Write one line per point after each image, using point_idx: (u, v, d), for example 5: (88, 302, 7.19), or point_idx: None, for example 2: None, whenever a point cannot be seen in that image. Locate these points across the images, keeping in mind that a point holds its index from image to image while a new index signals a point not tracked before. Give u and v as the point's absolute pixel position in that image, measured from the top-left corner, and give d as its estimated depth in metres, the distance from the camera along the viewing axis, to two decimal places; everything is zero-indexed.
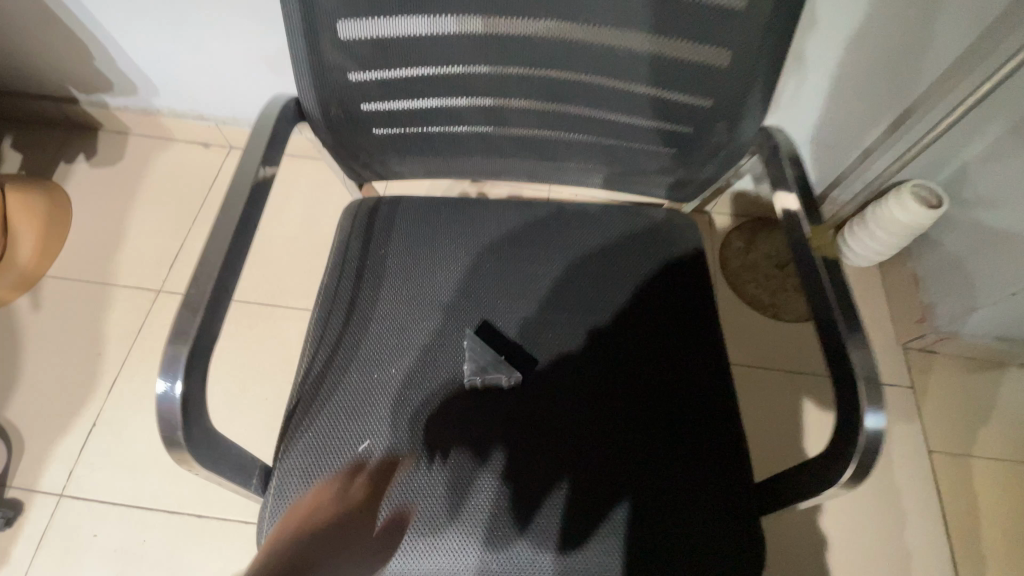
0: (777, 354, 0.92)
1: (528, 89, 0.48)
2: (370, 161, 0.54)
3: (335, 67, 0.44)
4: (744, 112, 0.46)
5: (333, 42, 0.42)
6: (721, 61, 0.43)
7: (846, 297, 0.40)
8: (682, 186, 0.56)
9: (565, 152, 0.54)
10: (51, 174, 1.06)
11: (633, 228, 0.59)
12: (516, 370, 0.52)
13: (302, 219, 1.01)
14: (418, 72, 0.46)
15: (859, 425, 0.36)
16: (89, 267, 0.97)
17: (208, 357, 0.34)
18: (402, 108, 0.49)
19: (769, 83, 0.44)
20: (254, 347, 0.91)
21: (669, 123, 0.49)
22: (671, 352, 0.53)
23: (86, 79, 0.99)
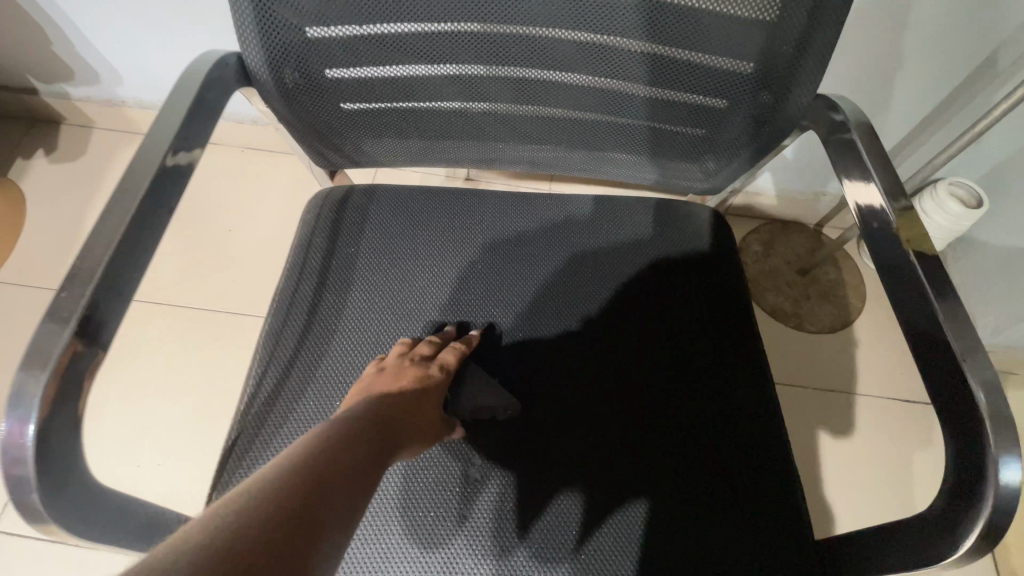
0: (806, 369, 0.84)
1: (525, 55, 0.39)
2: (341, 142, 0.46)
3: (289, 20, 0.36)
4: (792, 80, 0.38)
5: None
6: (766, 16, 0.34)
7: (948, 306, 0.31)
8: (710, 175, 0.48)
9: (572, 133, 0.46)
10: (5, 170, 0.97)
11: (650, 222, 0.50)
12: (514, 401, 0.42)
13: (278, 219, 0.92)
14: (391, 30, 0.38)
15: (990, 478, 0.28)
16: (42, 272, 0.88)
17: (78, 389, 0.29)
18: (374, 76, 0.40)
19: (825, 42, 0.35)
20: (220, 361, 0.82)
21: (697, 96, 0.41)
22: (696, 360, 0.45)
23: (42, 67, 0.91)
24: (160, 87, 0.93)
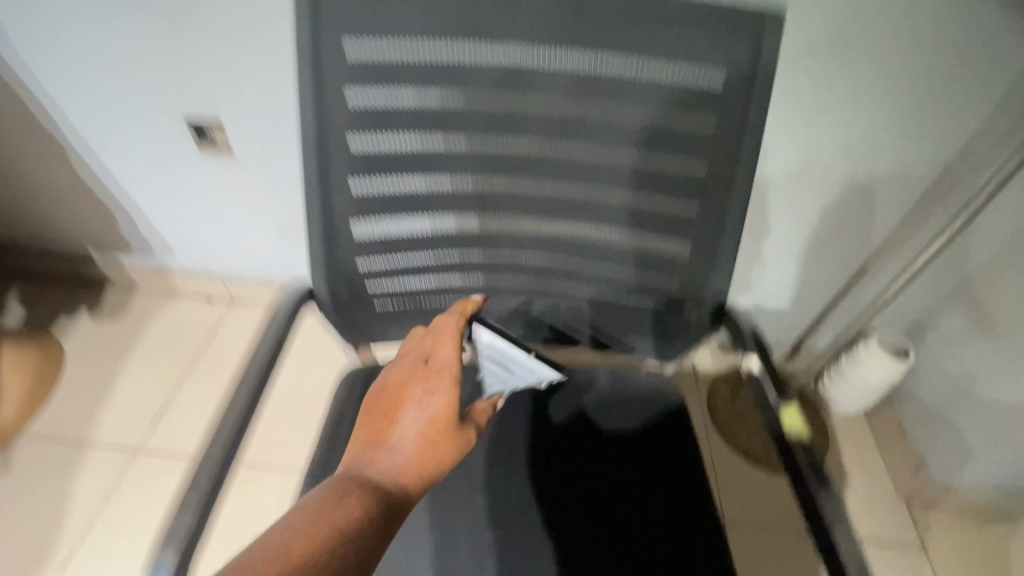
0: (780, 511, 0.90)
1: (516, 269, 0.56)
2: (371, 334, 0.59)
3: (348, 258, 0.52)
4: (706, 292, 0.53)
5: (349, 238, 0.50)
6: (681, 252, 0.51)
7: (820, 477, 0.43)
8: (661, 351, 0.61)
9: (553, 319, 0.60)
10: (51, 328, 1.09)
11: (622, 389, 0.61)
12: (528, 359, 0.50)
13: (293, 376, 1.03)
14: (420, 257, 0.54)
15: None
16: (68, 425, 0.96)
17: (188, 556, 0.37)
18: (404, 288, 0.56)
19: (724, 268, 0.51)
20: (225, 517, 0.86)
21: (642, 299, 0.56)
22: (669, 522, 0.52)
23: (108, 241, 1.07)
24: (205, 258, 1.09)
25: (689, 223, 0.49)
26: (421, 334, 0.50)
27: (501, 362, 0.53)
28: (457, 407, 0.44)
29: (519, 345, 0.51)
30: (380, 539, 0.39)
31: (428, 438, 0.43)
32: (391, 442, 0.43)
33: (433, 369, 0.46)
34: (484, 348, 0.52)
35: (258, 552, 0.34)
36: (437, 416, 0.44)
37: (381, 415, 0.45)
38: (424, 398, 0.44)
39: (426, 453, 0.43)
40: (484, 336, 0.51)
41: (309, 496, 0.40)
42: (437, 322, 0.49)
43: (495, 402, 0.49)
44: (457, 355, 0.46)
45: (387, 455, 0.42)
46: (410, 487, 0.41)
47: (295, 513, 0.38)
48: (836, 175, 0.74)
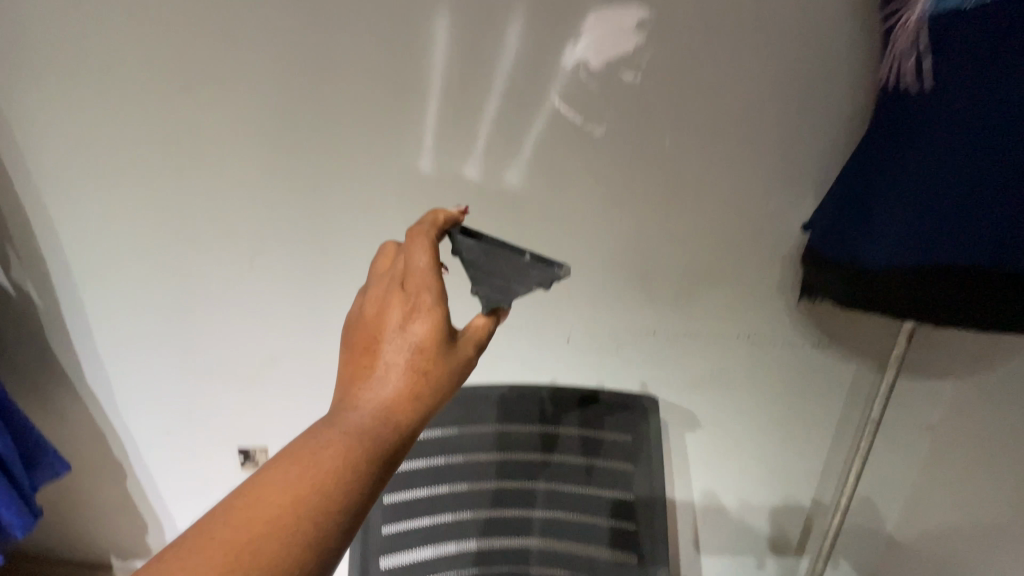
0: None
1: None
2: None
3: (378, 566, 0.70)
4: None
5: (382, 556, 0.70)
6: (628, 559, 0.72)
7: None
8: None
9: None
10: None
11: None
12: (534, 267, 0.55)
13: None
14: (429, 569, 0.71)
15: None
16: None
17: None
18: None
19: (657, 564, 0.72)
20: None
21: None
22: None
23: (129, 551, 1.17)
24: None
25: (629, 533, 0.73)
26: (396, 258, 0.51)
27: (490, 273, 0.56)
28: (443, 325, 0.45)
29: (515, 285, 0.55)
30: (387, 460, 0.42)
31: (416, 364, 0.44)
32: (379, 370, 0.45)
33: (412, 289, 0.46)
34: (470, 256, 0.57)
35: (270, 477, 0.40)
36: (422, 343, 0.45)
37: (363, 347, 0.46)
38: (408, 326, 0.45)
39: (416, 379, 0.44)
40: (467, 244, 0.57)
41: (304, 435, 0.42)
42: (409, 239, 0.49)
43: (506, 312, 0.53)
44: (433, 269, 0.47)
45: (375, 381, 0.44)
46: (406, 411, 0.44)
47: (294, 445, 0.42)
48: (746, 444, 1.01)
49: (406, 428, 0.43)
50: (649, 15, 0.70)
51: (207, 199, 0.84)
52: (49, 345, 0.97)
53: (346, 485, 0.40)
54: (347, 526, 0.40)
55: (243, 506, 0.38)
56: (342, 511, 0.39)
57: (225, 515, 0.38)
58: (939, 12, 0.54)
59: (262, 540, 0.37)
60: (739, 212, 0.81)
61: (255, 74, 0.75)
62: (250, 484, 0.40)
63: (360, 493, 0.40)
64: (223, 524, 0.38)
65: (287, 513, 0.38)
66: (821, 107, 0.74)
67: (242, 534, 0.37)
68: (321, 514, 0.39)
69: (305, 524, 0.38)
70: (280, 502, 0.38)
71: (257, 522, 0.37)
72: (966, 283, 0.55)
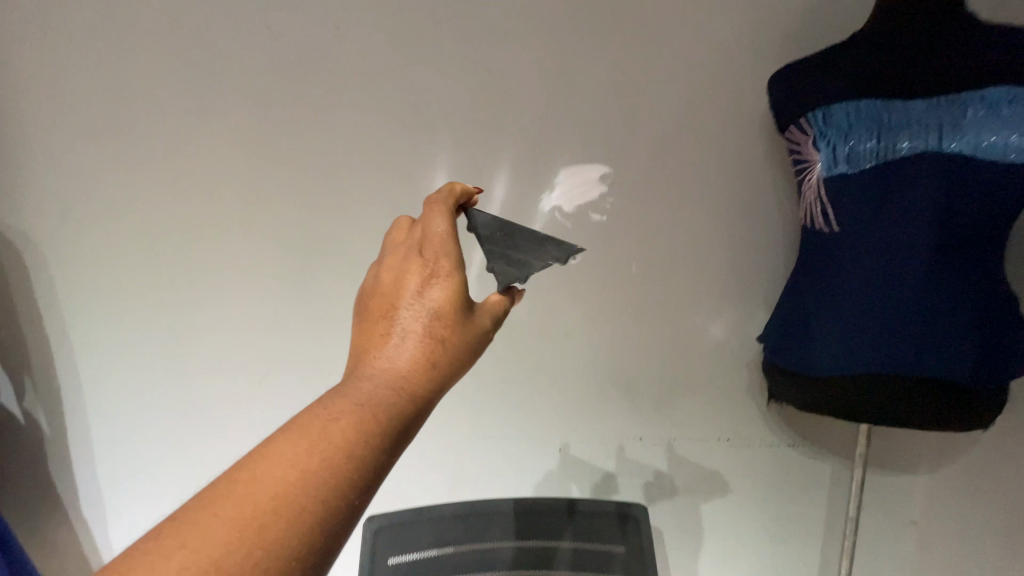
0: None
1: None
2: None
3: None
4: None
5: None
6: None
7: None
8: None
9: None
10: None
11: None
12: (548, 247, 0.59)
13: None
14: None
15: None
16: None
17: None
18: None
19: None
20: None
21: None
22: None
23: None
24: None
25: None
26: (411, 231, 0.53)
27: (506, 249, 0.59)
28: (461, 291, 0.47)
29: (530, 260, 0.58)
30: (405, 426, 0.41)
31: (435, 330, 0.45)
32: (396, 338, 0.45)
33: (430, 255, 0.48)
34: (486, 231, 0.60)
35: (279, 444, 0.38)
36: (440, 310, 0.46)
37: (379, 318, 0.46)
38: (427, 293, 0.46)
39: (434, 347, 0.45)
40: (484, 219, 0.61)
41: (317, 402, 0.41)
42: (425, 213, 0.52)
43: (523, 291, 0.55)
44: (450, 237, 0.49)
45: (392, 349, 0.44)
46: (423, 380, 0.43)
47: (306, 411, 0.40)
48: (743, 544, 1.03)
49: (424, 397, 0.43)
50: (610, 170, 0.86)
51: (225, 327, 0.91)
52: (45, 476, 0.96)
53: (363, 449, 0.38)
54: (360, 499, 0.38)
55: (251, 476, 0.36)
56: (356, 481, 0.37)
57: (229, 487, 0.36)
58: (834, 175, 0.71)
59: (271, 511, 0.35)
60: (706, 325, 0.92)
61: (282, 223, 0.88)
62: (257, 453, 0.38)
63: (375, 463, 0.39)
64: (227, 497, 0.35)
65: (300, 480, 0.36)
66: (757, 238, 0.89)
67: (250, 506, 0.35)
68: (336, 480, 0.37)
69: (319, 492, 0.36)
70: (292, 467, 0.36)
71: (265, 492, 0.35)
72: (896, 388, 0.67)
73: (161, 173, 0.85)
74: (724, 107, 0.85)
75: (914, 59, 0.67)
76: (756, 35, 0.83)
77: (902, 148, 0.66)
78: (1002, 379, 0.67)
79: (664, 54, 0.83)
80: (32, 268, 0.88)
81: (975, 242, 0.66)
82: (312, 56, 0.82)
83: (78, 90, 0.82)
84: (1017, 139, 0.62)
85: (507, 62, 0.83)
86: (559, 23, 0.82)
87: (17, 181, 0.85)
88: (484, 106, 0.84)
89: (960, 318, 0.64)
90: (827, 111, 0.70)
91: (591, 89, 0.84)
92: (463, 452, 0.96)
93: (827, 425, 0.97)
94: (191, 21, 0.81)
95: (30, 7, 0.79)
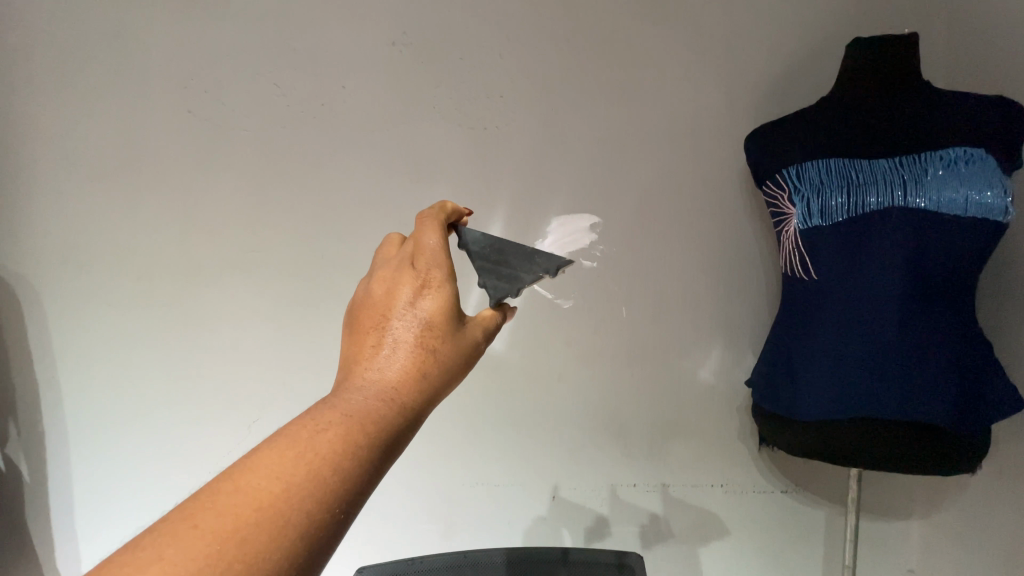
0: None
1: None
2: None
3: None
4: None
5: None
6: None
7: None
8: None
9: None
10: None
11: None
12: (546, 265, 0.61)
13: None
14: None
15: None
16: None
17: None
18: None
19: None
20: None
21: None
22: None
23: None
24: None
25: None
26: (404, 243, 0.54)
27: (497, 264, 0.62)
28: (452, 303, 0.48)
29: (521, 273, 0.61)
30: (392, 438, 0.42)
31: (424, 343, 0.47)
32: (387, 349, 0.46)
33: (422, 267, 0.49)
34: (476, 247, 0.63)
35: (267, 455, 0.38)
36: (430, 322, 0.47)
37: (370, 329, 0.48)
38: (418, 304, 0.48)
39: (422, 359, 0.46)
40: (474, 236, 0.63)
41: (306, 412, 0.42)
42: (418, 222, 0.53)
43: (514, 308, 0.57)
44: (442, 249, 0.50)
45: (382, 360, 0.46)
46: (411, 394, 0.45)
47: (294, 422, 0.41)
48: None
49: (412, 410, 0.44)
50: (600, 219, 0.90)
51: (219, 371, 0.91)
52: (21, 528, 0.92)
53: (349, 461, 0.39)
54: (344, 511, 0.39)
55: (236, 487, 0.37)
56: (342, 492, 0.38)
57: (213, 498, 0.36)
58: (809, 227, 0.75)
59: (255, 523, 0.35)
60: (696, 369, 0.94)
61: (281, 268, 0.90)
62: (244, 463, 0.38)
63: (360, 475, 0.40)
64: (211, 507, 0.36)
65: (285, 491, 0.37)
66: (741, 285, 0.93)
67: (233, 517, 0.35)
68: (321, 492, 0.37)
69: (303, 505, 0.37)
70: (278, 477, 0.37)
71: (249, 502, 0.36)
72: (882, 431, 0.69)
73: (165, 219, 0.88)
74: (706, 162, 0.91)
75: (877, 122, 0.73)
76: (732, 98, 0.90)
77: (871, 203, 0.71)
78: (985, 423, 0.69)
79: (649, 114, 0.89)
80: (30, 311, 0.88)
81: (949, 290, 0.69)
82: (318, 112, 0.87)
83: (90, 141, 0.85)
84: (977, 195, 0.67)
85: (502, 119, 0.88)
86: (551, 85, 0.88)
87: (21, 227, 0.86)
88: (479, 159, 0.89)
89: (938, 363, 0.67)
90: (799, 169, 0.75)
91: (582, 144, 0.89)
92: (455, 500, 0.94)
93: (818, 469, 0.98)
94: (204, 80, 0.86)
95: (52, 65, 0.84)
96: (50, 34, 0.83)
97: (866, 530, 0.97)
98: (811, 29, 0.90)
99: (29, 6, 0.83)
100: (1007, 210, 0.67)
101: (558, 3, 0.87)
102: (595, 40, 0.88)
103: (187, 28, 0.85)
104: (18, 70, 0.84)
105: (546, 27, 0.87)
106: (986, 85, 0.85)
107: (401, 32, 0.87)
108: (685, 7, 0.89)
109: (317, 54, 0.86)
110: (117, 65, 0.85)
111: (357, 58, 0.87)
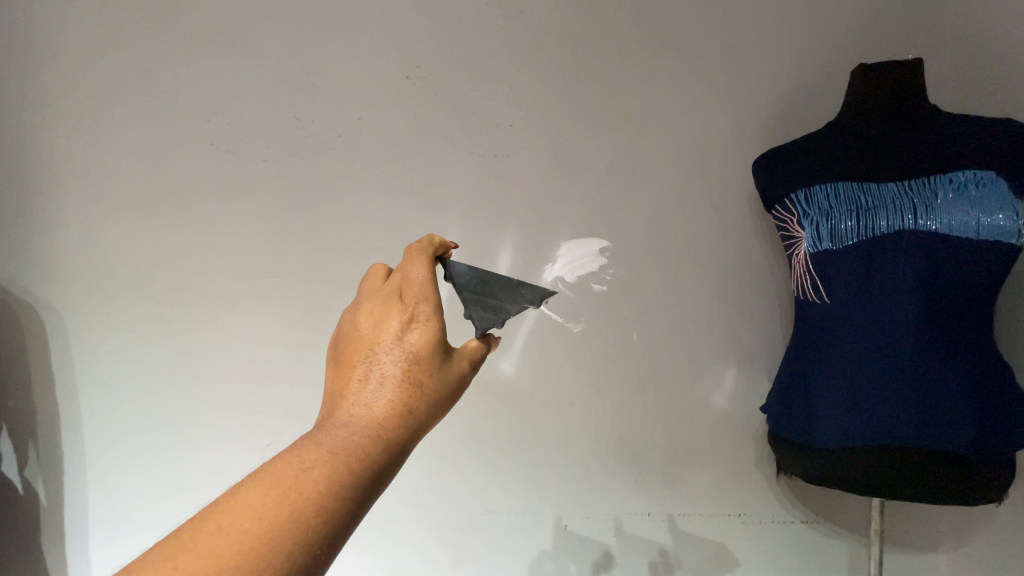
0: None
1: None
2: None
3: None
4: None
5: None
6: None
7: None
8: None
9: None
10: None
11: None
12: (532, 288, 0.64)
13: None
14: None
15: None
16: None
17: None
18: None
19: None
20: None
21: None
22: None
23: None
24: None
25: None
26: (391, 275, 0.55)
27: (484, 295, 0.63)
28: (438, 337, 0.49)
29: (507, 304, 0.63)
30: (375, 476, 0.43)
31: (412, 377, 0.47)
32: (373, 384, 0.47)
33: (410, 300, 0.50)
34: (464, 279, 0.64)
35: (250, 494, 0.39)
36: (416, 356, 0.48)
37: (357, 363, 0.48)
38: (405, 338, 0.48)
39: (408, 394, 0.47)
40: (461, 269, 0.64)
41: (290, 449, 0.42)
42: (407, 256, 0.54)
43: (499, 337, 0.58)
44: (429, 282, 0.51)
45: (369, 396, 0.46)
46: (395, 430, 0.45)
47: (278, 458, 0.42)
48: None
49: (396, 446, 0.45)
50: (609, 244, 0.91)
51: (234, 397, 0.92)
52: (33, 550, 0.93)
53: (332, 500, 0.40)
54: (324, 552, 0.39)
55: (218, 527, 0.37)
56: (322, 533, 0.39)
57: (194, 540, 0.37)
58: (819, 251, 0.75)
59: (235, 566, 0.35)
60: (708, 396, 0.93)
61: (297, 294, 0.91)
62: (225, 502, 0.39)
63: (343, 515, 0.40)
64: (191, 550, 0.36)
65: (267, 533, 0.37)
66: (752, 311, 0.92)
67: (213, 560, 0.36)
68: (302, 533, 0.38)
69: (285, 545, 0.37)
70: (260, 519, 0.38)
71: (228, 546, 0.36)
72: (901, 460, 0.67)
73: (186, 246, 0.90)
74: (714, 187, 0.91)
75: (883, 149, 0.73)
76: (738, 126, 0.91)
77: (881, 227, 0.71)
78: (1007, 451, 0.67)
79: (657, 142, 0.91)
80: (54, 337, 0.91)
81: (960, 317, 0.68)
82: (334, 143, 0.90)
83: (118, 171, 0.89)
84: (988, 219, 0.67)
85: (513, 148, 0.90)
86: (559, 114, 0.90)
87: (50, 253, 0.90)
88: (490, 187, 0.90)
89: (954, 393, 0.66)
90: (808, 193, 0.75)
91: (591, 171, 0.90)
92: (463, 531, 0.93)
93: (838, 498, 0.95)
94: (227, 114, 0.90)
95: (85, 102, 0.88)
96: (88, 73, 0.88)
97: (890, 562, 0.94)
98: (816, 58, 0.92)
99: (70, 48, 0.88)
100: (1020, 234, 0.67)
101: (566, 38, 0.90)
102: (602, 72, 0.90)
103: (213, 66, 0.89)
104: (52, 106, 0.88)
105: (554, 60, 0.90)
106: (997, 111, 0.85)
107: (414, 65, 0.90)
108: (691, 39, 0.91)
109: (335, 88, 0.90)
110: (146, 100, 0.89)
111: (373, 92, 0.90)
